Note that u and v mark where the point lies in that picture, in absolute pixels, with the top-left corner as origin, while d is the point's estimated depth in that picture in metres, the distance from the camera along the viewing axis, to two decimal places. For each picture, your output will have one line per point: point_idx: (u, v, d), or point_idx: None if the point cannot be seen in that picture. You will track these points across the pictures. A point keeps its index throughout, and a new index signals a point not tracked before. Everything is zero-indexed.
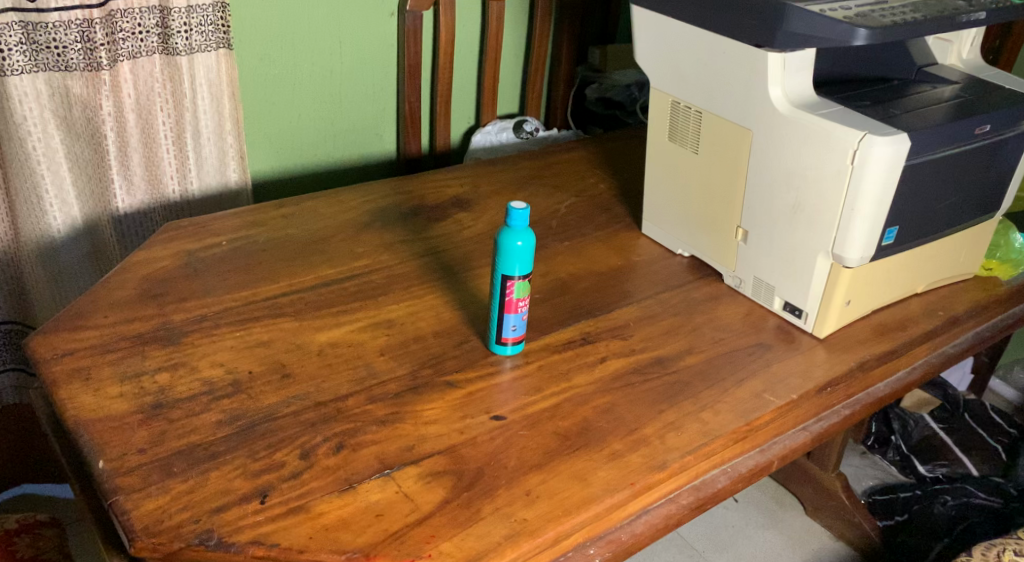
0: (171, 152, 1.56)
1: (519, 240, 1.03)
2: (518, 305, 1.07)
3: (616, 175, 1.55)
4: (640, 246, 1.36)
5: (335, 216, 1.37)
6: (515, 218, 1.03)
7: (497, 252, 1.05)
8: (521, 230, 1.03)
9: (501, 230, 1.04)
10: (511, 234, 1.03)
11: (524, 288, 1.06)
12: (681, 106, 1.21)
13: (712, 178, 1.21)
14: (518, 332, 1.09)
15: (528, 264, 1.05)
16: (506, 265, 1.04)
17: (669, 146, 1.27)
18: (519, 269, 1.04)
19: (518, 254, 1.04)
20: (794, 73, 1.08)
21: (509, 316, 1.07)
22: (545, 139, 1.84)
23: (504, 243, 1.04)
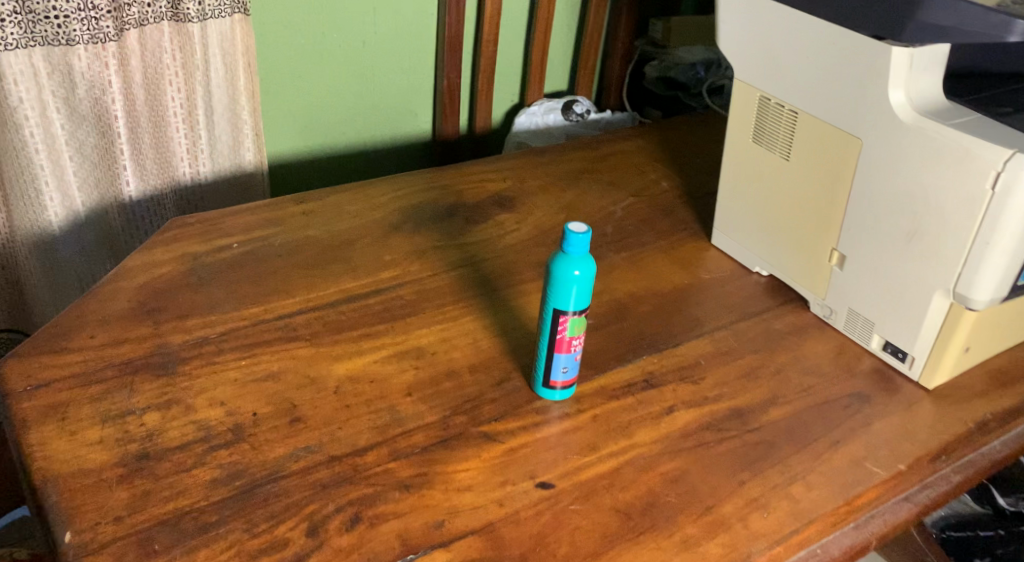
0: (182, 131, 1.40)
1: (578, 269, 0.86)
2: (571, 344, 0.89)
3: (680, 172, 1.36)
4: (710, 261, 1.18)
5: (361, 215, 1.20)
6: (573, 242, 0.85)
7: (548, 281, 0.87)
8: (580, 256, 0.86)
9: (555, 254, 0.87)
10: (567, 260, 0.86)
11: (579, 325, 0.89)
12: (773, 105, 1.03)
13: (806, 190, 1.03)
14: (569, 375, 0.92)
15: (585, 297, 0.87)
16: (559, 297, 0.87)
17: (754, 149, 1.08)
18: (574, 303, 0.87)
19: (574, 286, 0.86)
20: (920, 74, 0.90)
21: (559, 356, 0.90)
22: (596, 123, 1.65)
23: (558, 271, 0.86)
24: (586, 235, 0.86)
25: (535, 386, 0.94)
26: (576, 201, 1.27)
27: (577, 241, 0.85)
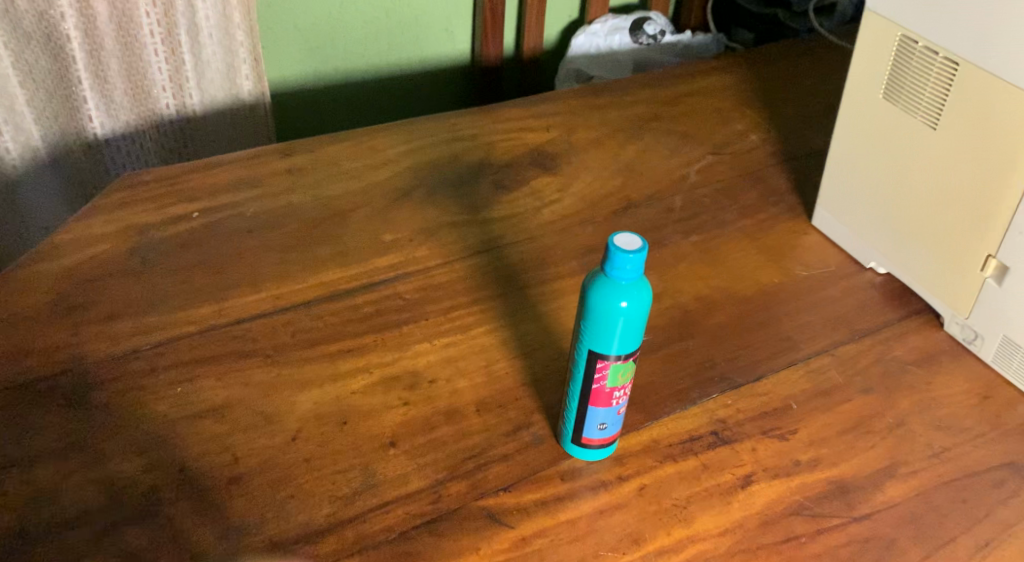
0: (160, 56, 1.12)
1: (627, 300, 0.60)
2: (613, 397, 0.64)
3: (772, 121, 1.09)
4: (807, 252, 0.91)
5: (360, 174, 0.95)
6: (622, 264, 0.59)
7: (583, 313, 0.62)
8: (629, 282, 0.60)
9: (595, 276, 0.61)
10: (612, 287, 0.60)
11: (624, 373, 0.63)
12: (921, 50, 0.75)
13: (959, 171, 0.75)
14: (608, 432, 0.67)
15: (635, 339, 0.62)
16: (597, 337, 0.62)
17: (886, 109, 0.80)
18: (617, 348, 0.62)
19: (620, 324, 0.61)
20: None
21: (596, 412, 0.65)
22: (672, 46, 1.34)
23: (598, 303, 0.60)
24: (642, 251, 0.60)
25: (562, 445, 0.69)
26: (637, 161, 1.02)
27: (626, 260, 0.60)
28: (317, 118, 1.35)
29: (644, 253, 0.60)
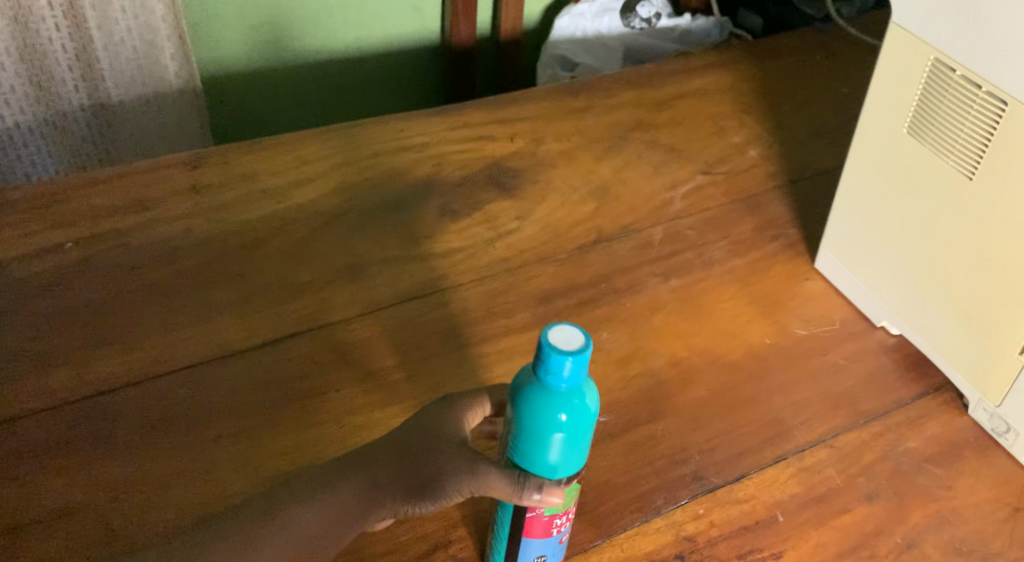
0: (62, 31, 0.93)
1: (567, 412, 0.48)
2: (553, 529, 0.53)
3: (773, 133, 0.94)
4: (807, 303, 0.76)
5: (279, 197, 0.83)
6: (558, 373, 0.48)
7: (514, 425, 0.50)
8: (569, 389, 0.49)
9: (528, 380, 0.49)
10: (549, 397, 0.49)
11: (568, 496, 0.52)
12: (957, 81, 0.61)
13: (996, 233, 0.61)
14: None
15: (579, 455, 0.50)
16: (534, 457, 0.50)
17: (909, 147, 0.66)
18: (559, 468, 0.50)
19: (560, 440, 0.49)
20: None
21: (531, 543, 0.54)
22: (669, 32, 1.17)
23: (533, 422, 0.49)
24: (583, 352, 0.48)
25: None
26: (614, 181, 0.87)
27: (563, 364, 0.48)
28: (258, 106, 1.17)
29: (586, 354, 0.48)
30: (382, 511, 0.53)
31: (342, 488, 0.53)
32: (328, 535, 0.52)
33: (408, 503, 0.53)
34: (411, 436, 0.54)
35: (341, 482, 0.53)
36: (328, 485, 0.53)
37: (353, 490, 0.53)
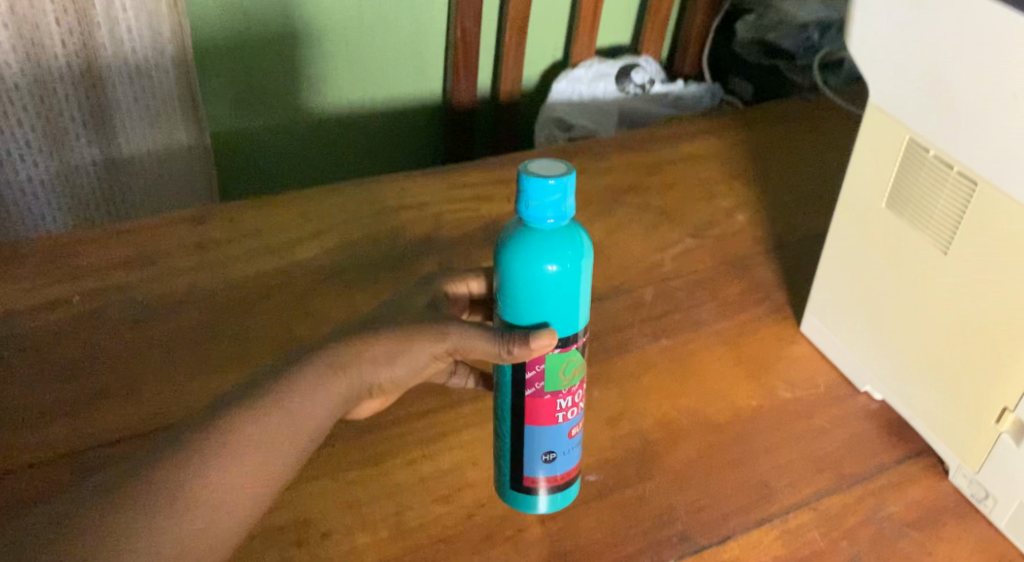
0: (78, 89, 0.97)
1: (556, 262, 0.56)
2: (557, 409, 0.60)
3: (761, 197, 0.97)
4: (793, 366, 0.78)
5: (280, 252, 0.85)
6: (544, 213, 0.56)
7: (505, 285, 0.58)
8: (556, 239, 0.57)
9: (511, 237, 0.58)
10: (534, 239, 0.57)
11: (571, 371, 0.59)
12: (931, 160, 0.65)
13: (968, 304, 0.64)
14: (554, 460, 0.61)
15: (571, 301, 0.58)
16: (529, 307, 0.58)
17: (887, 220, 0.70)
18: (555, 316, 0.58)
19: (551, 284, 0.57)
20: None
21: (536, 428, 0.60)
22: (662, 96, 1.23)
23: (527, 275, 0.57)
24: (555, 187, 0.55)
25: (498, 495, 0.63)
26: (606, 242, 0.89)
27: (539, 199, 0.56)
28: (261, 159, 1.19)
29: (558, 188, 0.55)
30: (354, 389, 0.63)
31: (310, 370, 0.61)
32: (314, 410, 0.61)
33: (378, 371, 0.63)
34: (382, 320, 0.65)
35: (307, 363, 0.62)
36: (292, 380, 0.61)
37: (320, 370, 0.61)
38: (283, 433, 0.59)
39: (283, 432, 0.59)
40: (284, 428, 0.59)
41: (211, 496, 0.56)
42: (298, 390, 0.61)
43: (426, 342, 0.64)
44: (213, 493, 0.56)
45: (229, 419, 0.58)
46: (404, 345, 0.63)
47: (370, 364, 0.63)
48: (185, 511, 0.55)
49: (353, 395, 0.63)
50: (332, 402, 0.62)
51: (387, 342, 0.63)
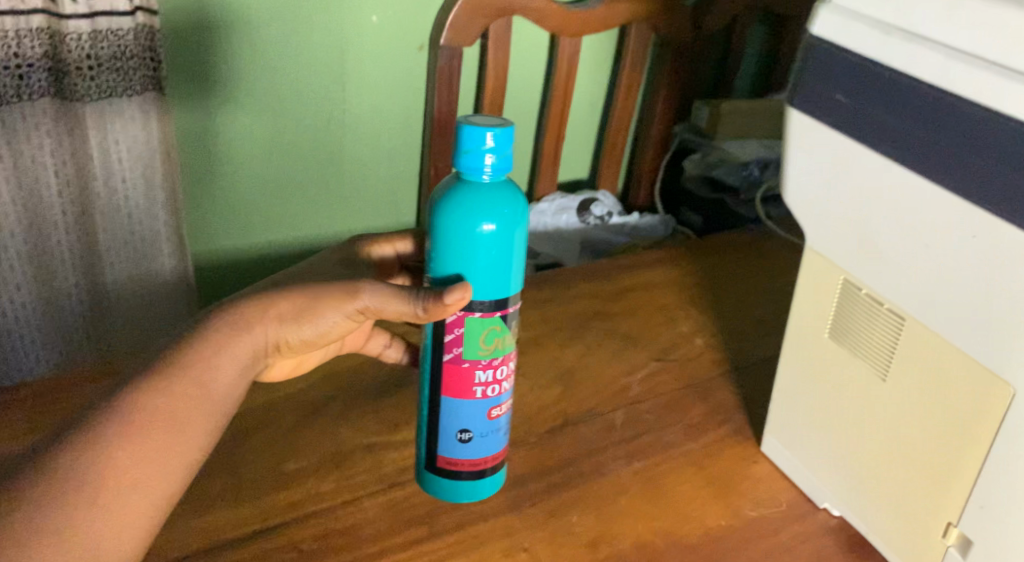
0: (71, 233, 1.08)
1: (489, 221, 0.65)
2: (473, 385, 0.70)
3: (717, 320, 1.05)
4: (757, 485, 0.83)
5: (268, 387, 0.90)
6: (477, 170, 0.65)
7: (438, 233, 0.67)
8: (492, 202, 0.65)
9: (449, 188, 0.67)
10: (467, 193, 0.66)
11: (488, 346, 0.69)
12: (864, 298, 0.73)
13: (907, 429, 0.71)
14: (470, 431, 0.71)
15: (490, 259, 0.67)
16: (462, 258, 0.67)
17: (830, 349, 0.77)
18: (472, 271, 0.67)
19: (472, 238, 0.66)
20: None
21: (451, 398, 0.70)
22: (620, 227, 1.32)
23: (461, 230, 0.66)
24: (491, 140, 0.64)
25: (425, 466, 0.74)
26: (576, 366, 0.95)
27: (477, 152, 0.65)
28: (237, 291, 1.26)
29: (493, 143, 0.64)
30: (263, 343, 0.68)
31: (213, 332, 0.65)
32: (221, 365, 0.64)
33: (283, 330, 0.68)
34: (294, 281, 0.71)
35: (212, 328, 0.66)
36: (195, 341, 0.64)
37: (223, 331, 0.66)
38: (192, 401, 0.62)
39: (194, 395, 0.62)
40: (194, 395, 0.62)
41: (118, 483, 0.57)
42: (208, 343, 0.65)
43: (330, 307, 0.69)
44: (120, 480, 0.57)
45: (139, 395, 0.60)
46: (314, 302, 0.69)
47: (279, 321, 0.68)
48: (93, 502, 0.55)
49: (262, 351, 0.68)
50: (241, 357, 0.66)
51: (299, 298, 0.69)
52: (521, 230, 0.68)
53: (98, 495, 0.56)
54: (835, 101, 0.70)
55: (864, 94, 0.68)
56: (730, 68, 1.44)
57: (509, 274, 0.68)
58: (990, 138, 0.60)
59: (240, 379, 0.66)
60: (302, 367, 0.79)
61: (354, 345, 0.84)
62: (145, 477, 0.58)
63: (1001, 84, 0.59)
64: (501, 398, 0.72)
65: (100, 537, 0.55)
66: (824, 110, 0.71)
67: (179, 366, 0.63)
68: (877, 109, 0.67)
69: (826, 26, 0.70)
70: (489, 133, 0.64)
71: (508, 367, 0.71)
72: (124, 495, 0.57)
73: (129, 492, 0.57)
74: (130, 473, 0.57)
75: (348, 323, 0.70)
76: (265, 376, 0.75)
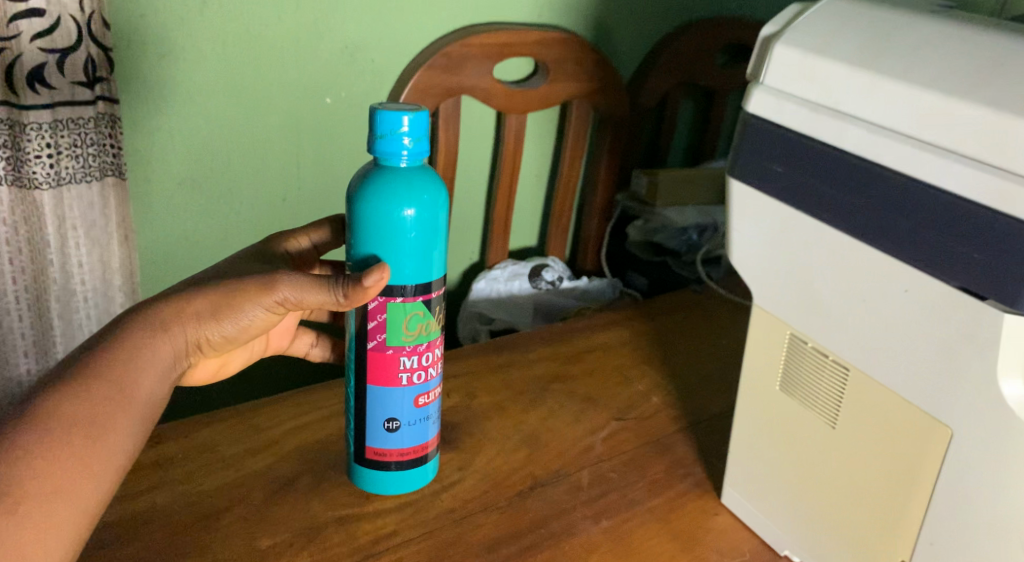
0: (24, 319, 1.07)
1: (409, 206, 0.73)
2: (397, 372, 0.78)
3: (671, 378, 1.09)
4: (720, 537, 0.87)
5: (238, 463, 0.91)
6: (392, 153, 0.73)
7: (360, 217, 0.74)
8: (410, 186, 0.73)
9: (369, 176, 0.74)
10: (386, 176, 0.73)
11: (409, 333, 0.77)
12: (810, 350, 0.78)
13: (859, 472, 0.76)
14: (397, 415, 0.80)
15: (408, 240, 0.74)
16: (383, 241, 0.74)
17: (783, 401, 0.81)
18: (393, 252, 0.74)
19: (391, 220, 0.73)
20: None
21: (377, 386, 0.79)
22: (570, 291, 1.37)
23: (382, 213, 0.73)
24: (405, 123, 0.72)
25: (357, 452, 0.83)
26: (540, 429, 0.98)
27: (395, 137, 0.72)
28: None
29: (408, 126, 0.72)
30: (184, 343, 0.73)
31: (133, 332, 0.71)
32: (141, 366, 0.70)
33: (202, 327, 0.73)
34: (211, 279, 0.76)
35: (133, 329, 0.71)
36: (117, 342, 0.70)
37: (142, 331, 0.71)
38: (113, 404, 0.67)
39: (114, 398, 0.67)
40: (114, 398, 0.67)
41: (40, 494, 0.62)
42: (126, 345, 0.70)
43: (247, 302, 0.74)
44: (43, 491, 0.62)
45: (57, 402, 0.65)
46: (232, 298, 0.74)
47: (197, 320, 0.73)
48: (13, 510, 0.60)
49: (184, 350, 0.73)
50: (161, 354, 0.71)
51: (215, 296, 0.74)
52: (439, 214, 0.75)
53: (19, 504, 0.60)
54: (775, 172, 0.76)
55: (800, 165, 0.74)
56: (667, 138, 1.52)
57: (426, 256, 0.75)
58: (915, 201, 0.66)
59: (164, 378, 0.71)
60: (224, 371, 0.83)
61: (280, 344, 0.90)
62: (69, 483, 0.63)
63: (923, 155, 0.65)
64: (426, 383, 0.80)
65: (25, 543, 0.60)
66: (764, 179, 0.77)
67: (97, 373, 0.67)
68: (814, 181, 0.73)
69: (758, 106, 0.76)
70: (404, 118, 0.72)
71: (432, 353, 0.80)
72: (47, 505, 0.62)
73: (52, 500, 0.62)
74: (51, 480, 0.62)
75: (270, 316, 0.76)
76: (189, 378, 0.79)
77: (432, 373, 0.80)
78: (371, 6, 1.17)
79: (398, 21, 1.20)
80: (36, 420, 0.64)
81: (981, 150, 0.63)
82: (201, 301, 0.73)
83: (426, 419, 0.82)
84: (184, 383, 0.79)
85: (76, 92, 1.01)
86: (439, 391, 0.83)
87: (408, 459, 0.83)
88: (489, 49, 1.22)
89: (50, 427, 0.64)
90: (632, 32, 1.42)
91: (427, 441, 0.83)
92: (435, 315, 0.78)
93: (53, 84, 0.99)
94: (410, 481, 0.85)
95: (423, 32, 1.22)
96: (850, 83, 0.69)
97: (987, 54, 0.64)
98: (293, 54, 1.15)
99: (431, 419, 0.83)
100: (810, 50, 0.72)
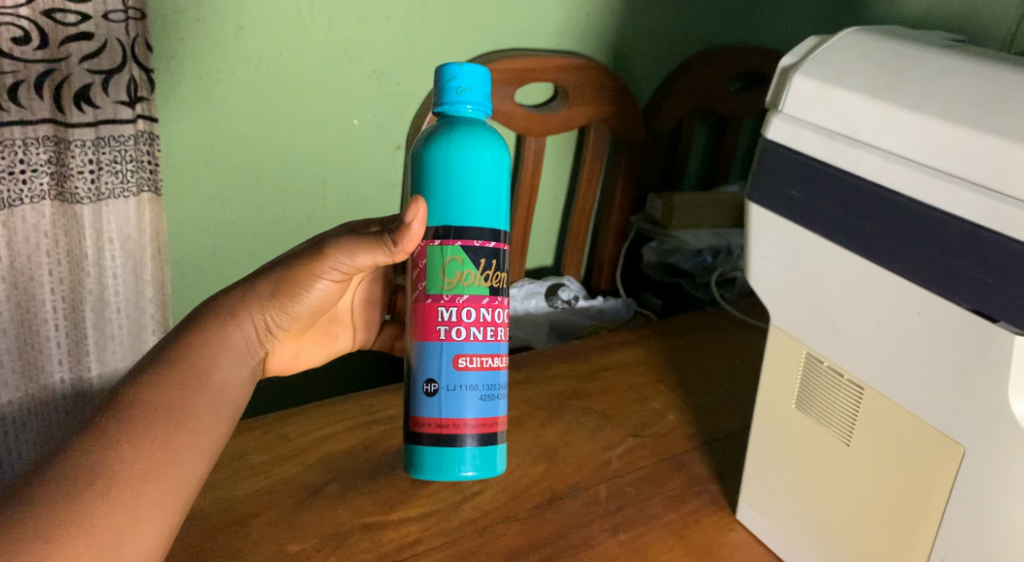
0: (60, 329, 1.10)
1: (470, 154, 0.76)
2: (437, 325, 0.78)
3: (686, 397, 1.12)
4: (734, 552, 0.89)
5: (268, 470, 0.93)
6: (454, 104, 0.77)
7: (422, 164, 0.77)
8: (471, 135, 0.77)
9: (433, 128, 0.78)
10: (447, 125, 0.77)
11: (446, 281, 0.77)
12: (826, 369, 0.81)
13: (871, 490, 0.78)
14: (441, 374, 0.78)
15: (466, 188, 0.76)
16: (442, 186, 0.77)
17: (798, 420, 0.84)
18: (451, 198, 0.77)
19: (451, 166, 0.76)
20: None
21: (420, 341, 0.78)
22: (586, 310, 1.41)
23: (442, 157, 0.76)
24: (465, 75, 0.77)
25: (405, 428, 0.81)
26: (558, 444, 1.01)
27: (454, 87, 0.77)
28: None
29: (466, 77, 0.77)
30: (254, 330, 0.81)
31: (204, 324, 0.78)
32: (215, 351, 0.77)
33: (269, 314, 0.81)
34: (270, 263, 0.82)
35: (201, 322, 0.79)
36: (192, 330, 0.78)
37: (214, 324, 0.79)
38: (189, 389, 0.74)
39: (192, 385, 0.74)
40: (191, 386, 0.74)
41: (129, 476, 0.68)
42: (201, 339, 0.77)
43: (307, 278, 0.80)
44: (131, 476, 0.68)
45: (139, 389, 0.72)
46: (292, 277, 0.80)
47: (261, 306, 0.80)
48: (104, 491, 0.66)
49: (254, 337, 0.81)
50: (234, 340, 0.79)
51: (274, 281, 0.80)
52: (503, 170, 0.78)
53: (109, 487, 0.67)
54: (793, 198, 0.79)
55: (816, 189, 0.77)
56: (682, 163, 1.55)
57: (486, 206, 0.77)
58: (925, 226, 0.70)
59: (239, 362, 0.79)
60: (303, 361, 0.90)
61: (364, 339, 0.97)
62: (153, 467, 0.69)
63: (936, 182, 0.69)
64: (467, 344, 0.78)
65: (115, 523, 0.66)
66: (782, 202, 0.80)
67: (183, 360, 0.75)
68: (832, 206, 0.76)
69: (777, 133, 0.79)
70: (462, 68, 0.77)
71: (476, 311, 0.78)
72: (135, 486, 0.68)
73: (139, 481, 0.68)
74: (137, 464, 0.69)
75: (329, 283, 0.82)
76: (270, 366, 0.86)
77: (478, 336, 0.78)
78: (397, 32, 1.21)
79: (423, 46, 1.23)
80: (120, 410, 0.70)
81: (992, 177, 0.66)
82: (261, 289, 0.80)
83: (476, 387, 0.78)
84: (270, 370, 0.87)
85: (118, 111, 1.05)
86: (494, 367, 0.79)
87: (446, 434, 0.78)
88: (510, 75, 1.25)
89: (134, 414, 0.70)
90: (648, 60, 1.45)
91: (493, 418, 0.79)
92: (478, 268, 0.77)
93: (97, 103, 1.03)
94: (463, 474, 0.78)
95: (447, 57, 1.26)
96: (865, 112, 0.73)
97: (995, 89, 0.68)
98: (321, 76, 1.18)
99: (481, 394, 0.79)
100: (827, 81, 0.75)
